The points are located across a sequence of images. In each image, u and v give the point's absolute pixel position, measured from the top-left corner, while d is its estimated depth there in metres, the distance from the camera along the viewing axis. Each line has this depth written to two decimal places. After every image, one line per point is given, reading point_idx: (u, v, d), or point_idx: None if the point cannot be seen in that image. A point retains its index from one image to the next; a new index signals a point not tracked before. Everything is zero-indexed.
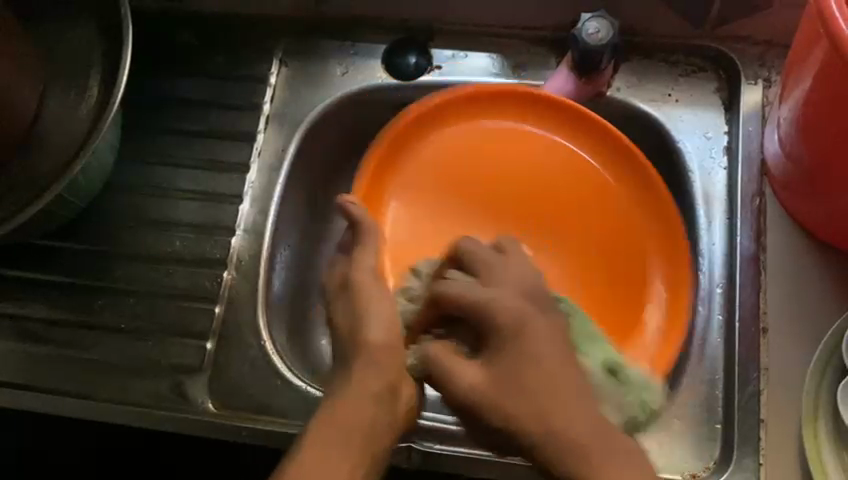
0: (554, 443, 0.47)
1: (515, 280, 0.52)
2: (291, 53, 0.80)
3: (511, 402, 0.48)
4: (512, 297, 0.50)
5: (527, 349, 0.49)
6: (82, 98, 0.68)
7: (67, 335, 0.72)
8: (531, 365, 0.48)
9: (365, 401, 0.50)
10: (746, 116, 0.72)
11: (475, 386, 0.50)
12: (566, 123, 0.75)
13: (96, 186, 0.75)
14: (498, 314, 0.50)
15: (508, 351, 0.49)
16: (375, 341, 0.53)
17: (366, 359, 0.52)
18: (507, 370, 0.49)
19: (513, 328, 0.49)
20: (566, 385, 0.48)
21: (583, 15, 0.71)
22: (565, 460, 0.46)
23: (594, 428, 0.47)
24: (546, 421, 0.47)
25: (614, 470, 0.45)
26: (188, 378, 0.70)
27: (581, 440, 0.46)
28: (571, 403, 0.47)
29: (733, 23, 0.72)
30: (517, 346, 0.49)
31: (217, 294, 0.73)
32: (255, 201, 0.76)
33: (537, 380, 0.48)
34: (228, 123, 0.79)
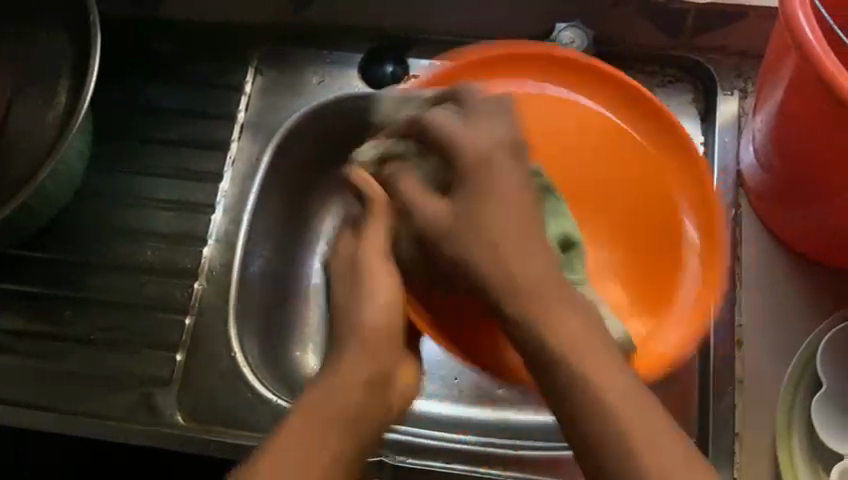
0: (575, 362, 0.44)
1: (488, 133, 0.52)
2: (266, 61, 0.79)
3: (480, 252, 0.48)
4: (490, 140, 0.51)
5: (492, 187, 0.49)
6: (50, 105, 0.67)
7: (34, 347, 0.71)
8: (506, 232, 0.48)
9: (364, 362, 0.49)
10: (722, 127, 0.71)
11: (438, 216, 0.51)
12: (593, 83, 0.66)
13: (65, 194, 0.74)
14: (469, 147, 0.51)
15: (475, 187, 0.50)
16: (370, 324, 0.50)
17: (357, 346, 0.49)
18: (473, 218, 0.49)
19: (476, 159, 0.51)
20: (555, 277, 0.47)
21: (557, 25, 0.72)
22: (569, 363, 0.44)
23: (555, 283, 0.46)
24: (537, 307, 0.45)
25: (611, 380, 0.43)
26: (158, 390, 0.69)
27: (604, 371, 0.44)
28: (534, 251, 0.47)
29: (709, 32, 0.72)
30: (479, 180, 0.50)
31: (188, 305, 0.72)
32: (227, 211, 0.75)
33: (503, 239, 0.48)
34: (202, 131, 0.78)
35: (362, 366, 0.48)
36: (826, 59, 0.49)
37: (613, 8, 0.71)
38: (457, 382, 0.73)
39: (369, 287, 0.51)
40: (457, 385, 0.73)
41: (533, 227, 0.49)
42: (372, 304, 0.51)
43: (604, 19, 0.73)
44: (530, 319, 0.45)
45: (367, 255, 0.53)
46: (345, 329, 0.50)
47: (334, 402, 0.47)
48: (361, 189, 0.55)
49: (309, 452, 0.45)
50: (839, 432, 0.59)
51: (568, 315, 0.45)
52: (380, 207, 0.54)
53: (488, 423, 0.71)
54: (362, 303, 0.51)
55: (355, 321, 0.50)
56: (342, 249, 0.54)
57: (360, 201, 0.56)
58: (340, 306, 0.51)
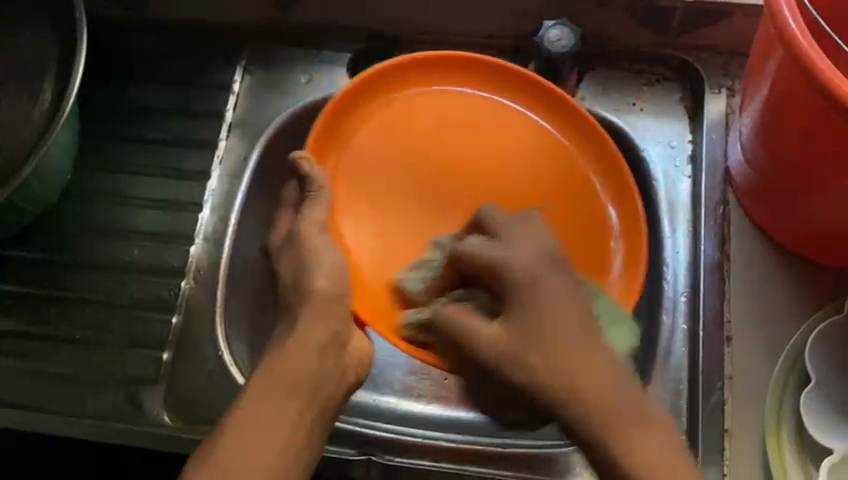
0: (593, 420, 0.48)
1: (531, 249, 0.53)
2: (255, 61, 0.79)
3: (533, 355, 0.49)
4: (529, 257, 0.52)
5: (541, 302, 0.51)
6: (35, 102, 0.67)
7: (18, 347, 0.70)
8: (555, 325, 0.50)
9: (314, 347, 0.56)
10: (710, 124, 0.71)
11: (493, 341, 0.51)
12: (509, 86, 0.69)
13: (51, 194, 0.73)
14: (513, 268, 0.52)
15: (523, 303, 0.51)
16: (320, 291, 0.58)
17: (310, 311, 0.57)
18: (522, 329, 0.50)
19: (524, 277, 0.51)
20: (597, 354, 0.50)
21: (545, 22, 0.71)
22: (588, 425, 0.48)
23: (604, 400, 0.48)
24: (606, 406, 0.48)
25: (645, 448, 0.47)
26: (144, 390, 0.69)
27: (617, 412, 0.48)
28: (597, 368, 0.49)
29: (696, 31, 0.72)
30: (526, 297, 0.51)
31: (174, 304, 0.72)
32: (215, 210, 0.75)
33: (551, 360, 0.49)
34: (189, 130, 0.78)
35: (322, 327, 0.57)
36: (810, 52, 0.50)
37: (599, 7, 0.72)
38: (447, 382, 0.73)
39: (321, 261, 0.59)
40: (447, 386, 0.72)
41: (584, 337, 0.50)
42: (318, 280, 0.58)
43: (591, 18, 0.73)
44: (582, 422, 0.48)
45: (312, 239, 0.60)
46: (302, 296, 0.58)
47: (290, 371, 0.54)
48: (306, 175, 0.61)
49: (273, 408, 0.52)
50: (827, 424, 0.59)
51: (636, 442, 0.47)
52: (327, 195, 0.61)
53: (479, 423, 0.70)
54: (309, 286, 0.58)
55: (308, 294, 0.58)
56: (282, 228, 0.63)
57: (304, 184, 0.62)
58: (291, 279, 0.60)
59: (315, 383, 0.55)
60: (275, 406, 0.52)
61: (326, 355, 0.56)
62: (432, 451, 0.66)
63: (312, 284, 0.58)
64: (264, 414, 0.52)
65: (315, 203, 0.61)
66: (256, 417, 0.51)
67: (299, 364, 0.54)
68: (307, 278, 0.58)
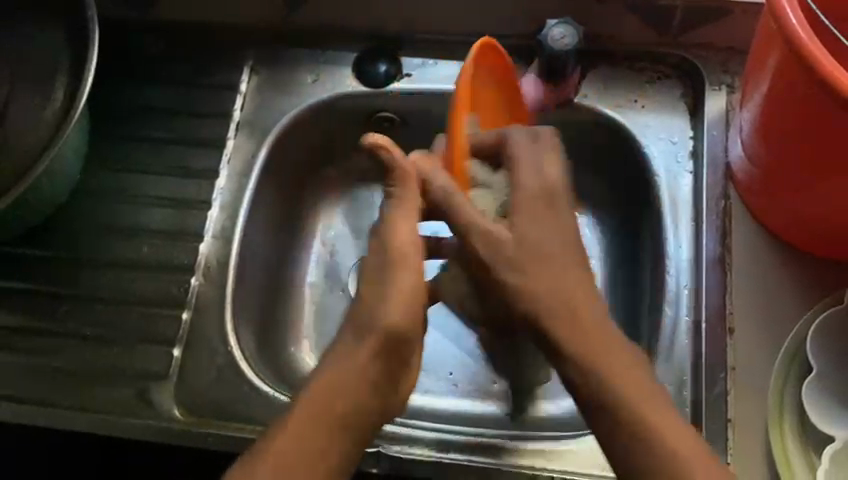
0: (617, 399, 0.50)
1: (534, 175, 0.57)
2: (261, 62, 0.80)
3: (544, 278, 0.53)
4: (533, 177, 0.57)
5: (547, 216, 0.55)
6: (46, 101, 0.68)
7: (29, 343, 0.71)
8: (557, 249, 0.54)
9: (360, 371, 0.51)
10: (710, 121, 0.73)
11: (499, 242, 0.55)
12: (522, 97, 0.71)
13: (61, 192, 0.74)
14: (525, 185, 0.56)
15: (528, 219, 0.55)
16: (391, 326, 0.52)
17: (368, 345, 0.52)
18: (540, 232, 0.55)
19: (539, 192, 0.56)
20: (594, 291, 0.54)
21: (548, 21, 0.73)
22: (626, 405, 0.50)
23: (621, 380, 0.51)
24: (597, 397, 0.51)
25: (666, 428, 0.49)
26: (154, 385, 0.70)
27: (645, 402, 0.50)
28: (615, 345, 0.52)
29: (694, 29, 0.73)
30: (528, 213, 0.55)
31: (184, 300, 0.73)
32: (224, 208, 0.76)
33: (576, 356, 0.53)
34: (196, 130, 0.79)
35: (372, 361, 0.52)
36: (810, 46, 0.51)
37: (601, 6, 0.73)
38: (452, 376, 0.75)
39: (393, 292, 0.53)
40: (452, 380, 0.75)
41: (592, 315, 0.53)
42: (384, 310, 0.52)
43: (592, 17, 0.74)
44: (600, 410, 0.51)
45: (400, 253, 0.54)
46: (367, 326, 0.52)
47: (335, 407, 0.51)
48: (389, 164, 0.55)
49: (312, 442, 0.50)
50: (829, 413, 0.60)
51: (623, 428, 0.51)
52: (404, 189, 0.55)
53: (485, 416, 0.72)
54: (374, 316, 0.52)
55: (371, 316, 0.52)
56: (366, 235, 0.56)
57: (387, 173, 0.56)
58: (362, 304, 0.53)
59: (360, 408, 0.52)
60: (317, 434, 0.50)
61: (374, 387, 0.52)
62: (438, 442, 0.67)
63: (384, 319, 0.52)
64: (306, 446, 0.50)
65: (396, 201, 0.55)
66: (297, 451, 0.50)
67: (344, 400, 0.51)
68: (372, 310, 0.52)
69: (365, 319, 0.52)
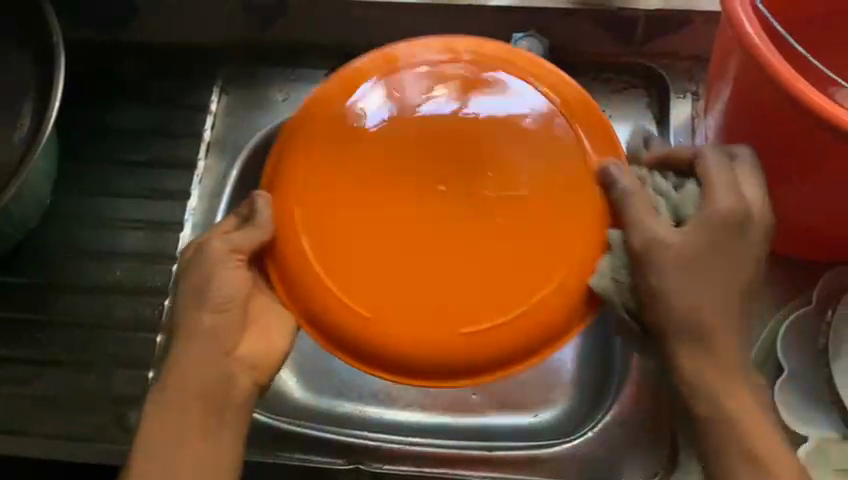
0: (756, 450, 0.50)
1: (725, 202, 0.52)
2: (231, 81, 0.80)
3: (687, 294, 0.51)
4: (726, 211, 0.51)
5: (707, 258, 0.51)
6: (15, 127, 0.68)
7: (5, 371, 0.70)
8: (709, 282, 0.51)
9: (211, 349, 0.54)
10: (676, 129, 0.74)
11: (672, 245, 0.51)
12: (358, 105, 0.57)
13: (32, 218, 0.74)
14: (713, 213, 0.52)
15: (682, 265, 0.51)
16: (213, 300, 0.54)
17: (195, 324, 0.54)
18: (691, 272, 0.51)
19: (723, 225, 0.51)
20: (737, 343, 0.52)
21: (515, 34, 0.74)
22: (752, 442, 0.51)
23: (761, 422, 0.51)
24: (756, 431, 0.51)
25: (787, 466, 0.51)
26: (132, 410, 0.69)
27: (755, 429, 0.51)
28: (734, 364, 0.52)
29: (659, 39, 0.75)
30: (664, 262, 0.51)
31: (159, 323, 0.72)
32: (197, 227, 0.76)
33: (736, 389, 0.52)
34: (167, 151, 0.79)
35: (203, 330, 0.54)
36: (765, 50, 0.52)
37: (567, 17, 0.74)
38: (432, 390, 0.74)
39: (210, 274, 0.54)
40: (431, 393, 0.74)
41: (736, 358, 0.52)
42: (205, 311, 0.54)
43: (558, 29, 0.75)
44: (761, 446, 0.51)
45: (216, 256, 0.55)
46: (195, 306, 0.54)
47: (193, 380, 0.53)
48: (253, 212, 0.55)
49: (175, 423, 0.52)
50: (800, 413, 0.61)
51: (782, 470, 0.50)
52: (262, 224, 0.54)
53: (465, 428, 0.72)
54: (199, 315, 0.54)
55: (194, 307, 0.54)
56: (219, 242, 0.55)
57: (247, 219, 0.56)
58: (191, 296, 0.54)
59: (219, 381, 0.53)
60: (189, 408, 0.52)
61: (219, 349, 0.54)
62: (419, 455, 0.67)
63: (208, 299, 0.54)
64: (173, 424, 0.52)
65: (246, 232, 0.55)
66: (163, 430, 0.52)
67: (197, 370, 0.53)
68: (197, 298, 0.54)
69: (193, 302, 0.54)
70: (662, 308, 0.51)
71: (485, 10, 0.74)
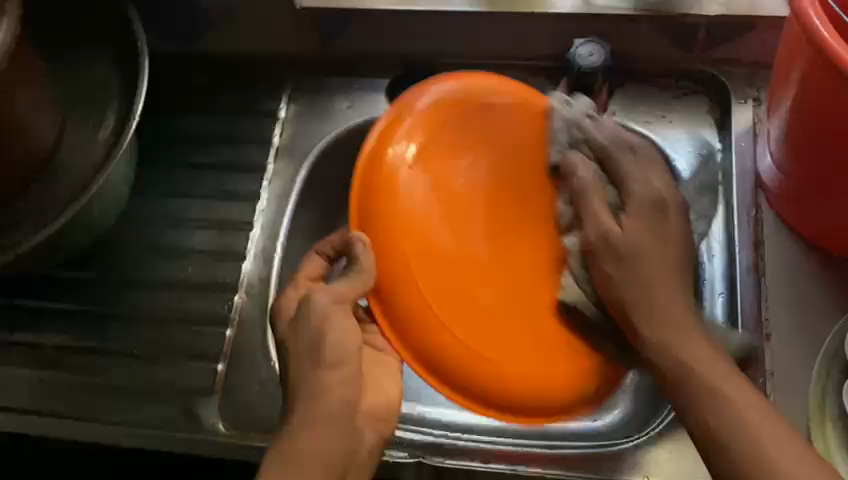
0: (753, 426, 0.50)
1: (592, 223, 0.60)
2: (299, 91, 0.84)
3: (662, 292, 0.56)
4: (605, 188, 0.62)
5: (637, 270, 0.57)
6: (100, 128, 0.72)
7: (78, 362, 0.73)
8: (649, 258, 0.57)
9: (346, 359, 0.56)
10: (738, 133, 0.75)
11: (609, 232, 0.59)
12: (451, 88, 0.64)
13: (112, 215, 0.77)
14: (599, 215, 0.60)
15: (635, 269, 0.57)
16: (342, 364, 0.56)
17: (309, 387, 0.55)
18: (642, 228, 0.58)
19: (628, 248, 0.58)
20: (683, 325, 0.55)
21: (576, 40, 0.75)
22: (717, 431, 0.51)
23: (716, 369, 0.53)
24: (719, 391, 0.52)
25: (745, 406, 0.51)
26: (200, 401, 0.71)
27: (735, 421, 0.50)
28: (689, 341, 0.55)
29: (718, 46, 0.76)
30: (633, 266, 0.57)
31: (227, 318, 0.75)
32: (265, 228, 0.78)
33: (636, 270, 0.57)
34: (238, 156, 0.82)
35: (331, 395, 0.55)
36: (835, 48, 0.53)
37: (626, 24, 0.75)
38: None
39: (325, 331, 0.56)
40: None
41: (686, 332, 0.55)
42: (323, 367, 0.56)
43: (618, 36, 0.76)
44: (666, 360, 0.54)
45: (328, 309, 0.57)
46: (307, 384, 0.55)
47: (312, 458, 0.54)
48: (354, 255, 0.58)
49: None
50: None
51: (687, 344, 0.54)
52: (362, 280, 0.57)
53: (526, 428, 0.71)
54: (319, 364, 0.55)
55: (313, 401, 0.55)
56: (316, 303, 0.57)
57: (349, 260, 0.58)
58: (302, 353, 0.56)
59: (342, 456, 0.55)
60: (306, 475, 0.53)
61: (341, 428, 0.55)
62: (481, 452, 0.67)
63: (318, 359, 0.55)
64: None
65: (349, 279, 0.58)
66: None
67: (312, 437, 0.54)
68: (325, 342, 0.56)
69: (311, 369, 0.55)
70: (653, 359, 0.55)
71: (548, 17, 0.75)
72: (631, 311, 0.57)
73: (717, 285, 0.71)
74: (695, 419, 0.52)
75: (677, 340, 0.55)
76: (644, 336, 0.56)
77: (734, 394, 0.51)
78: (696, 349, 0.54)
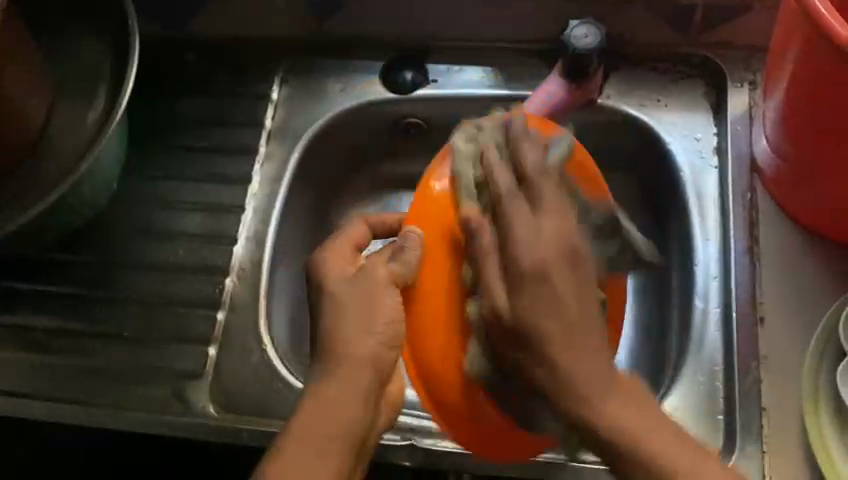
0: (624, 442, 0.45)
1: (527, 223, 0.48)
2: (292, 72, 0.83)
3: (540, 309, 0.46)
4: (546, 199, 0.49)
5: (551, 286, 0.46)
6: (89, 108, 0.71)
7: (68, 344, 0.73)
8: (535, 239, 0.47)
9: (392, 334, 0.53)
10: (733, 116, 0.74)
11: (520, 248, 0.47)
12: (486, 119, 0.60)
13: (102, 196, 0.76)
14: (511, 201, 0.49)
15: (515, 256, 0.47)
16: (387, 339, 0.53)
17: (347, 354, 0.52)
18: (518, 222, 0.48)
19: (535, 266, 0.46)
20: (579, 322, 0.47)
21: (571, 22, 0.74)
22: (584, 418, 0.46)
23: (603, 380, 0.46)
24: (587, 407, 0.46)
25: (625, 417, 0.46)
26: (191, 383, 0.71)
27: (614, 415, 0.46)
28: (580, 358, 0.46)
29: (714, 29, 0.75)
30: (526, 277, 0.46)
31: (218, 301, 0.74)
32: (257, 211, 0.78)
33: (554, 293, 0.46)
34: (230, 138, 0.81)
35: (372, 366, 0.52)
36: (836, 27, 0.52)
37: (622, 6, 0.74)
38: None
39: (377, 300, 0.53)
40: None
41: (585, 320, 0.47)
42: (373, 334, 0.52)
43: (614, 19, 0.76)
44: (532, 376, 0.47)
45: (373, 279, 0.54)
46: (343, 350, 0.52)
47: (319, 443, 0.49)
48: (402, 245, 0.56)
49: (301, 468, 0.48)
50: None
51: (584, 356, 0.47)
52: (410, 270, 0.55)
53: None
54: (369, 331, 0.52)
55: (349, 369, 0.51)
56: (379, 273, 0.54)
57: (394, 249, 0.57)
58: (347, 316, 0.52)
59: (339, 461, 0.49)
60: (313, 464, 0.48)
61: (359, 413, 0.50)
62: None
63: (363, 327, 0.52)
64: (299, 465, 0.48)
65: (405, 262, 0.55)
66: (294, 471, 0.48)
67: (337, 411, 0.50)
68: (376, 309, 0.53)
69: (355, 332, 0.52)
70: (537, 377, 0.47)
71: None
72: (539, 347, 0.46)
73: (710, 268, 0.71)
74: (579, 425, 0.46)
75: (568, 322, 0.46)
76: (552, 352, 0.46)
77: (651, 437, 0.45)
78: (543, 365, 0.46)
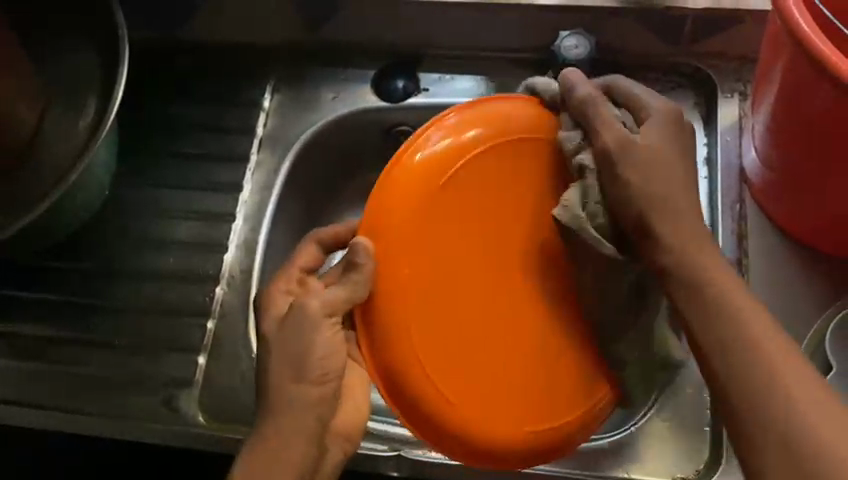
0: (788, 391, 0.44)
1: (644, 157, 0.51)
2: (284, 80, 0.83)
3: (657, 184, 0.51)
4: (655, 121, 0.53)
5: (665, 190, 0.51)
6: (80, 116, 0.71)
7: (58, 352, 0.73)
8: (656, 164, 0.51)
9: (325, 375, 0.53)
10: (723, 127, 0.74)
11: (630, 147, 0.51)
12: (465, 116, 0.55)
13: (93, 203, 0.76)
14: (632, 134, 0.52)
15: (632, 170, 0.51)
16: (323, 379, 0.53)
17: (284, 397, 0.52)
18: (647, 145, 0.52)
19: (653, 199, 0.51)
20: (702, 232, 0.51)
21: (561, 32, 0.75)
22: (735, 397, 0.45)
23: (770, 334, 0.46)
24: (764, 357, 0.45)
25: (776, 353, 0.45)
26: (179, 392, 0.71)
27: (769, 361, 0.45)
28: (739, 301, 0.47)
29: (704, 40, 0.75)
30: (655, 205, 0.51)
31: (209, 309, 0.74)
32: (248, 219, 0.78)
33: (667, 205, 0.51)
34: (221, 146, 0.81)
35: (309, 408, 0.52)
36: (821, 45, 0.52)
37: (612, 16, 0.74)
38: None
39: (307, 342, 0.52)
40: None
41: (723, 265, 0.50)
42: (303, 379, 0.52)
43: (604, 29, 0.76)
44: (698, 310, 0.48)
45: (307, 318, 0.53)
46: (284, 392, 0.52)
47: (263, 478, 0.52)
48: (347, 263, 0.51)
49: None
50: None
51: (753, 321, 0.46)
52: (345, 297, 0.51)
53: None
54: (299, 373, 0.52)
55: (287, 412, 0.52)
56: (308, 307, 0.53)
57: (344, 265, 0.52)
58: (280, 357, 0.53)
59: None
60: None
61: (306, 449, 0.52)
62: None
63: (295, 370, 0.52)
64: None
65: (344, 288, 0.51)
66: None
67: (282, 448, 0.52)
68: (306, 350, 0.52)
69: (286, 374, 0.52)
70: (679, 283, 0.49)
71: (533, 9, 0.75)
72: (692, 303, 0.48)
73: None
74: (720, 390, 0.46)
75: (704, 258, 0.49)
76: (718, 334, 0.46)
77: (800, 392, 0.44)
78: (705, 304, 0.48)
